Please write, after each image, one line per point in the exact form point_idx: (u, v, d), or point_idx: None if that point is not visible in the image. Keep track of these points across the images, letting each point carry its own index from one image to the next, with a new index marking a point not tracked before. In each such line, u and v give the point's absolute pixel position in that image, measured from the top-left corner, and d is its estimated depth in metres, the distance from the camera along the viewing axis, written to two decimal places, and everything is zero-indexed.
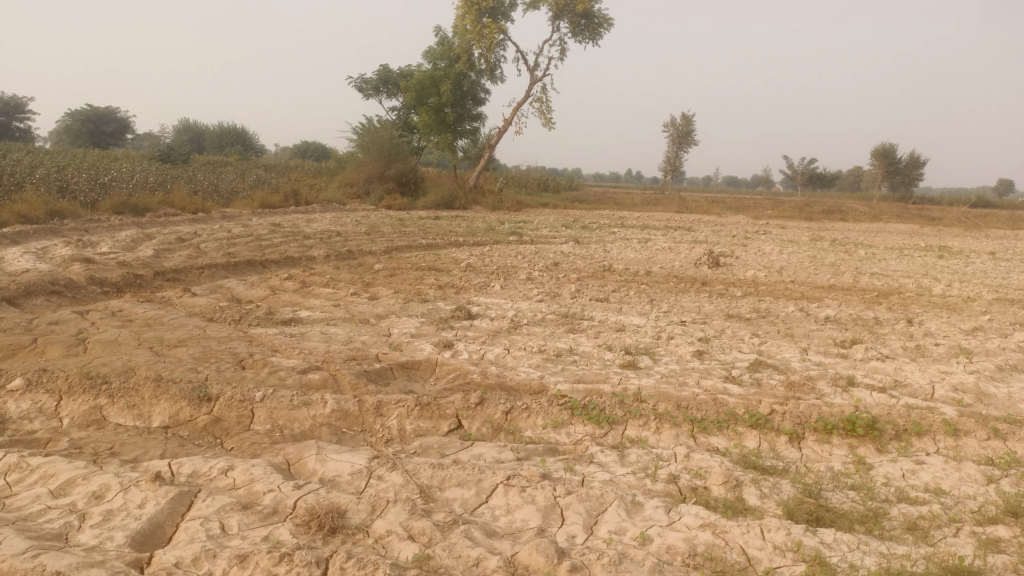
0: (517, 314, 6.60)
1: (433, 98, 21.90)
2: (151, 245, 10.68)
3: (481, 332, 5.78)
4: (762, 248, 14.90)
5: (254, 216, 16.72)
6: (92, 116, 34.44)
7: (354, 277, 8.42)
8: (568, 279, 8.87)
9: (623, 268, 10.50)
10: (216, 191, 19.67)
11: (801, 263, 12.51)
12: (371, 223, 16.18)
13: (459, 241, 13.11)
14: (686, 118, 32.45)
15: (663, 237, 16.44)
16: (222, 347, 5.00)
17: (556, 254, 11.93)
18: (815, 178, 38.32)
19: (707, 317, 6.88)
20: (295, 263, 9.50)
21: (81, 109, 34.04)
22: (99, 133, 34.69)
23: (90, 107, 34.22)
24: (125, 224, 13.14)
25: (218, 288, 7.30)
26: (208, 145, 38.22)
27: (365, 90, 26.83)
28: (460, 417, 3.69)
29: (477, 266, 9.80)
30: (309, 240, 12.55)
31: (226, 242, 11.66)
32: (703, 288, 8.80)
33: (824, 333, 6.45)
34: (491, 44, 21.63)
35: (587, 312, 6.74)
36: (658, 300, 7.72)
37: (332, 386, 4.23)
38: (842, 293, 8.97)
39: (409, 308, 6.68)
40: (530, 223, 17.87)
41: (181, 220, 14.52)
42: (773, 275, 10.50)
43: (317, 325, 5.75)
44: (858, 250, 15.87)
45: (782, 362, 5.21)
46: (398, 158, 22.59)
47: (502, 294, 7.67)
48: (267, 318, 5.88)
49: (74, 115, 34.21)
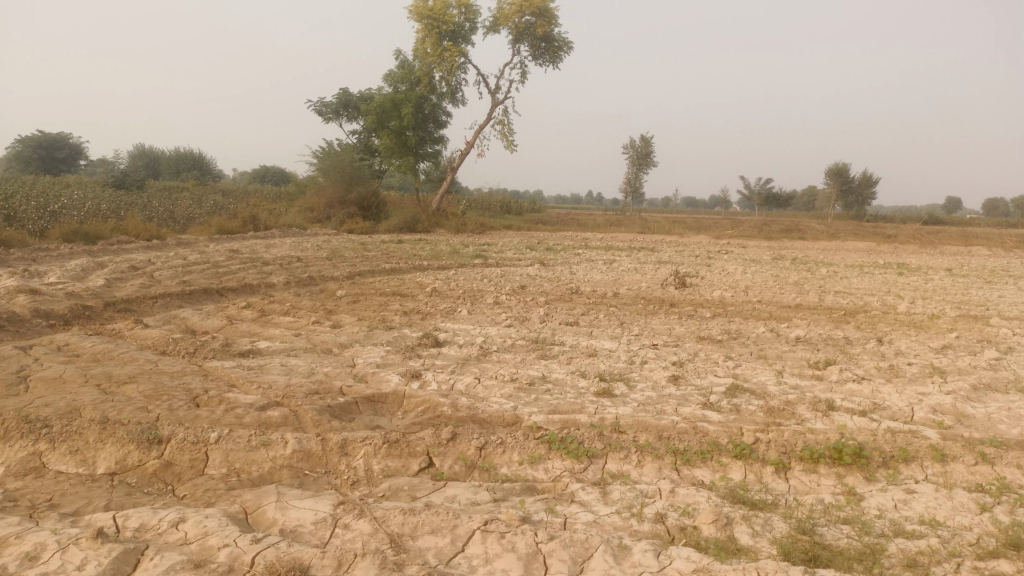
0: (485, 340, 6.40)
1: (394, 121, 21.73)
2: (102, 274, 10.28)
3: (449, 361, 5.58)
4: (726, 268, 14.93)
5: (211, 242, 16.32)
6: (44, 142, 33.57)
7: (316, 304, 8.16)
8: (536, 303, 8.71)
9: (590, 290, 10.38)
10: (171, 218, 19.18)
11: (766, 283, 12.53)
12: (333, 248, 15.88)
13: (423, 265, 12.89)
14: (645, 139, 32.73)
15: (627, 258, 16.40)
16: (175, 382, 4.72)
17: (522, 277, 11.77)
18: (772, 197, 38.88)
19: (678, 340, 6.76)
20: (254, 291, 9.19)
21: (31, 135, 33.15)
22: (51, 160, 33.81)
23: (42, 133, 33.42)
24: (75, 253, 12.68)
25: (172, 318, 6.99)
26: (164, 171, 37.48)
27: (325, 113, 26.57)
28: (431, 454, 3.48)
29: (442, 291, 9.58)
30: (269, 266, 12.23)
31: (182, 270, 11.30)
32: (672, 310, 8.70)
33: (797, 354, 6.36)
34: (452, 67, 21.58)
35: (557, 337, 6.58)
36: (628, 323, 7.59)
37: (293, 423, 3.99)
38: (809, 312, 8.95)
39: (374, 336, 6.45)
40: (494, 246, 17.72)
41: (134, 248, 14.08)
42: (740, 295, 10.47)
43: (277, 357, 5.49)
44: (819, 268, 15.99)
45: (759, 386, 5.09)
46: (359, 181, 22.33)
47: (469, 320, 7.47)
48: (225, 351, 5.60)
49: (24, 141, 33.37)
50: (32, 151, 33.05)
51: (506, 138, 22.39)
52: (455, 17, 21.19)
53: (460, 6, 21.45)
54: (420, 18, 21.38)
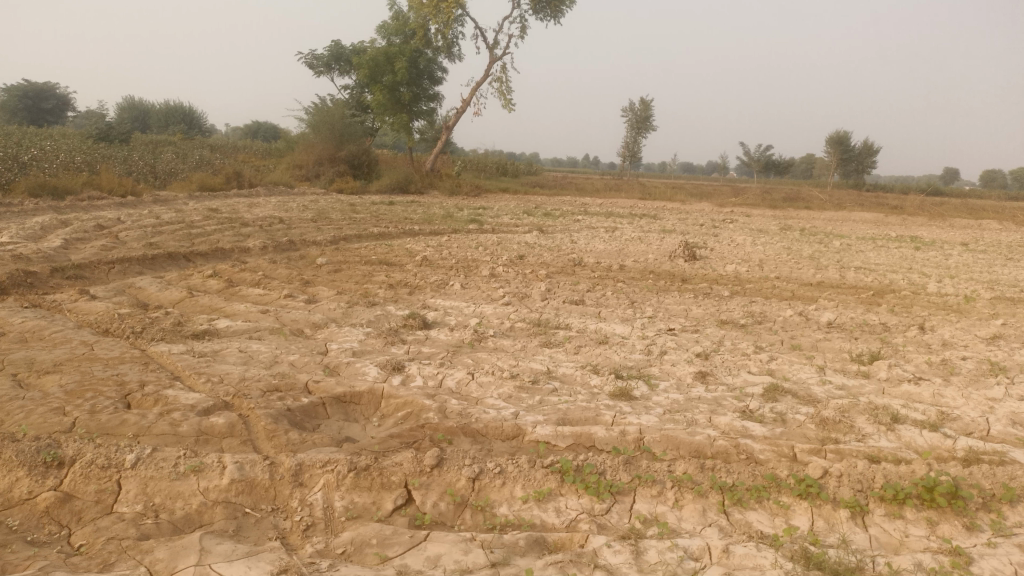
0: (480, 322, 5.61)
1: (388, 77, 20.64)
2: (62, 234, 9.41)
3: (438, 348, 4.79)
4: (733, 238, 14.12)
5: (191, 200, 15.42)
6: (30, 92, 32.30)
7: (292, 274, 7.34)
8: (536, 276, 7.92)
9: (593, 261, 9.59)
10: (152, 174, 18.23)
11: (779, 256, 11.76)
12: (319, 209, 14.98)
13: (414, 230, 12.04)
14: (645, 102, 31.70)
15: (630, 226, 15.59)
16: (108, 373, 3.93)
17: (520, 245, 10.98)
18: (771, 165, 38.04)
19: (697, 324, 5.98)
20: (225, 256, 8.35)
21: (17, 85, 31.89)
22: (37, 111, 32.57)
23: (28, 83, 32.18)
24: (39, 208, 11.79)
25: (126, 289, 6.17)
26: (153, 125, 36.26)
27: (316, 67, 25.45)
28: (410, 485, 2.71)
29: (434, 260, 8.76)
30: (247, 228, 11.38)
31: (151, 230, 10.43)
32: (684, 286, 7.92)
33: (835, 344, 5.58)
34: (449, 20, 20.50)
35: (562, 319, 5.79)
36: (639, 301, 6.82)
37: (242, 434, 3.22)
38: (833, 291, 8.18)
39: (353, 314, 5.66)
40: (490, 210, 16.84)
41: (106, 205, 13.17)
42: (755, 270, 9.71)
43: (236, 341, 4.69)
44: (831, 240, 15.21)
45: (802, 390, 4.32)
46: (350, 139, 21.34)
47: (462, 296, 6.66)
48: (176, 331, 4.80)
49: (9, 91, 32.13)
50: (17, 101, 31.85)
51: (504, 96, 21.38)
52: None
53: None
54: None
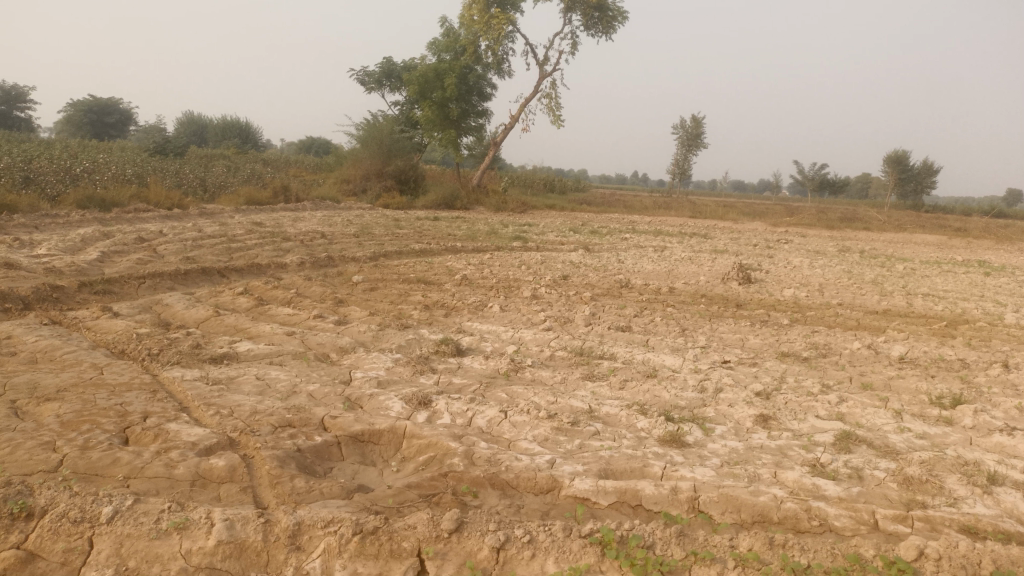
0: (518, 350, 5.22)
1: (436, 92, 20.48)
2: (101, 246, 9.32)
3: (471, 379, 4.40)
4: (789, 260, 13.47)
5: (236, 214, 15.38)
6: (94, 107, 33.11)
7: (325, 292, 7.06)
8: (580, 299, 7.51)
9: (641, 283, 9.14)
10: (202, 187, 18.32)
11: (839, 280, 11.15)
12: (363, 224, 14.82)
13: (456, 247, 11.74)
14: (696, 119, 31.11)
15: (680, 245, 15.07)
16: (111, 401, 3.64)
17: (565, 264, 10.59)
18: (826, 185, 37.03)
19: (755, 356, 5.48)
20: (261, 272, 8.12)
21: (82, 100, 32.75)
22: (101, 125, 33.43)
23: (93, 98, 33.06)
24: (85, 220, 11.81)
25: (151, 306, 5.93)
26: (210, 139, 36.92)
27: (366, 83, 25.54)
28: (423, 555, 2.33)
29: (475, 280, 8.40)
30: (288, 243, 11.21)
31: (191, 244, 10.30)
32: (739, 313, 7.41)
33: (911, 384, 5.03)
34: (499, 36, 20.31)
35: (607, 347, 5.37)
36: (691, 329, 6.36)
37: (243, 480, 2.88)
38: (902, 322, 7.58)
39: (384, 338, 5.31)
40: (535, 227, 16.47)
41: (151, 217, 13.18)
42: (814, 295, 9.15)
43: (254, 366, 4.37)
44: (893, 264, 14.48)
45: (878, 439, 3.81)
46: (397, 154, 21.22)
47: (500, 319, 6.27)
48: (192, 355, 4.50)
49: (75, 106, 33.03)
50: (82, 115, 32.73)
51: (553, 112, 21.07)
52: None
53: None
54: None
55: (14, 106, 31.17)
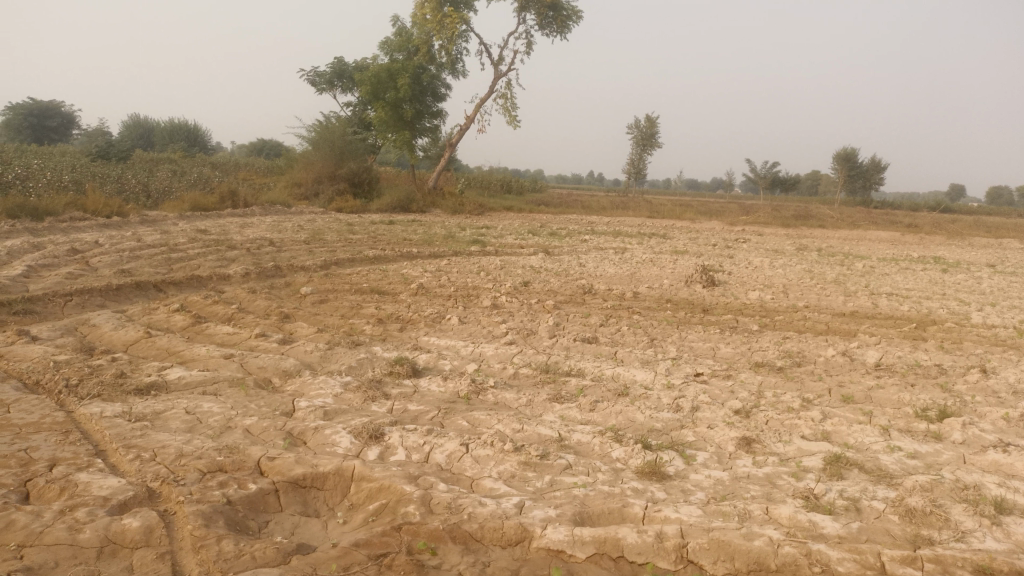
0: (479, 368, 4.84)
1: (390, 93, 19.97)
2: (28, 260, 8.68)
3: (428, 405, 4.01)
4: (750, 260, 13.33)
5: (181, 221, 14.73)
6: (34, 110, 31.78)
7: (270, 307, 6.59)
8: (543, 307, 7.16)
9: (605, 288, 8.83)
10: (145, 193, 17.55)
11: (803, 280, 11.01)
12: (315, 229, 14.28)
13: (412, 252, 11.31)
14: (650, 119, 31.08)
15: (641, 246, 14.85)
16: (14, 445, 3.18)
17: (525, 269, 10.25)
18: (778, 182, 37.39)
19: (730, 368, 5.20)
20: (202, 285, 7.62)
21: (21, 103, 31.41)
22: (41, 129, 32.08)
23: (33, 101, 31.73)
24: (14, 231, 11.09)
25: (75, 329, 5.42)
26: (157, 143, 35.75)
27: (318, 84, 24.90)
28: None
29: (431, 289, 8.00)
30: (233, 251, 10.66)
31: (128, 255, 9.70)
32: (707, 318, 7.14)
33: (892, 395, 4.79)
34: (452, 35, 19.90)
35: (574, 362, 5.03)
36: (661, 338, 6.06)
37: (162, 544, 2.46)
38: (872, 324, 7.39)
39: (333, 358, 4.90)
40: (493, 229, 16.12)
41: (88, 226, 12.48)
42: (780, 297, 8.96)
43: (185, 397, 3.92)
44: (853, 262, 14.46)
45: (869, 462, 3.53)
46: (350, 156, 20.67)
47: (459, 333, 5.89)
48: (116, 385, 4.03)
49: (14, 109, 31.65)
50: (21, 119, 31.39)
51: (508, 113, 20.75)
52: None
53: None
54: None
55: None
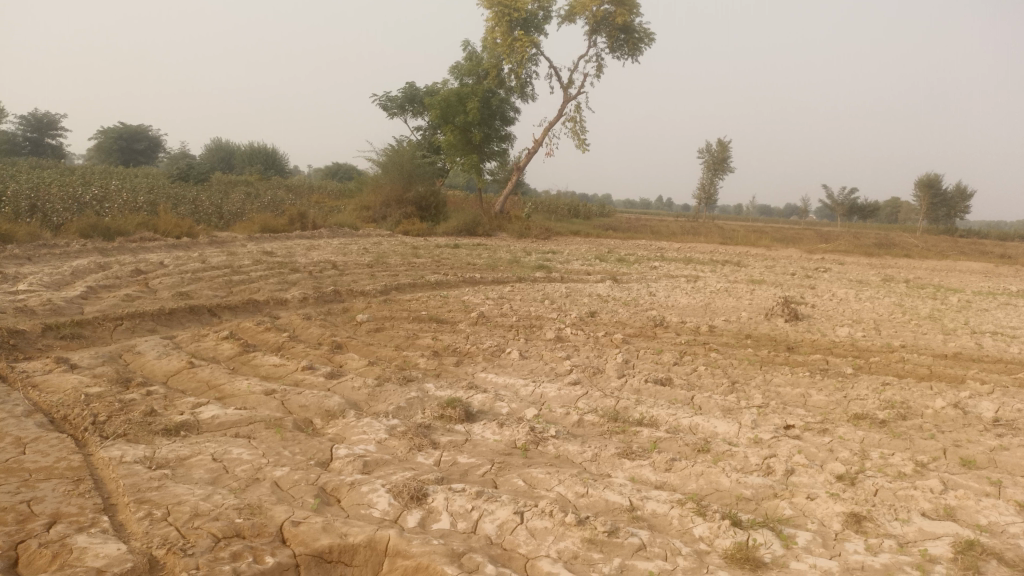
0: (540, 412, 4.36)
1: (459, 117, 19.80)
2: (90, 280, 8.62)
3: (481, 458, 3.54)
4: (833, 292, 12.50)
5: (249, 242, 14.76)
6: (124, 134, 33.04)
7: (321, 336, 6.26)
8: (612, 341, 6.65)
9: (678, 321, 8.24)
10: (217, 214, 17.72)
11: (893, 315, 10.17)
12: (379, 252, 14.11)
13: (476, 278, 10.93)
14: (722, 143, 30.27)
15: (714, 275, 14.17)
16: (18, 496, 2.86)
17: (593, 298, 9.74)
18: (856, 209, 35.91)
19: (824, 422, 4.58)
20: (257, 310, 7.38)
21: (112, 127, 32.72)
22: (130, 152, 33.29)
23: (123, 125, 32.98)
24: (84, 251, 11.19)
25: (117, 357, 5.16)
26: (237, 165, 36.70)
27: (388, 108, 25.04)
28: None
29: (493, 318, 7.56)
30: (294, 274, 10.48)
31: (190, 276, 9.59)
32: (792, 358, 6.50)
33: (1022, 459, 4.09)
34: (522, 59, 19.65)
35: (647, 408, 4.49)
36: (742, 381, 5.48)
37: None
38: (981, 370, 6.60)
39: (381, 397, 4.49)
40: (560, 254, 15.67)
41: (157, 247, 12.56)
42: (870, 335, 8.22)
43: (214, 441, 3.56)
44: (947, 295, 13.43)
45: (1010, 551, 2.91)
46: (419, 179, 20.56)
47: (520, 369, 5.43)
48: (143, 424, 3.70)
49: (105, 133, 32.94)
50: (111, 142, 32.67)
51: (577, 137, 20.36)
52: (527, 4, 19.33)
53: None
54: (491, 5, 19.61)
55: (45, 134, 31.22)
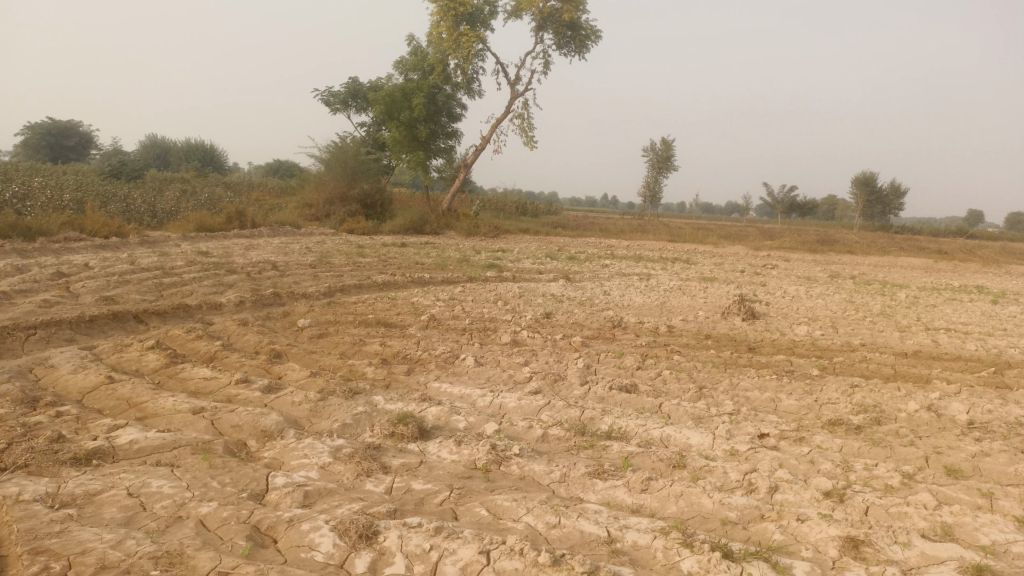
0: (501, 426, 4.00)
1: (404, 112, 19.29)
2: (4, 285, 7.94)
3: (438, 484, 3.16)
4: (784, 289, 12.43)
5: (184, 242, 14.05)
6: (53, 130, 31.53)
7: (259, 343, 5.79)
8: (571, 345, 6.34)
9: (636, 321, 7.98)
10: (150, 213, 16.89)
11: (846, 312, 10.11)
12: (322, 252, 13.56)
13: (424, 277, 10.52)
14: (667, 141, 30.39)
15: (666, 272, 14.01)
16: None
17: (546, 298, 9.43)
18: (795, 207, 36.51)
19: (800, 430, 4.33)
20: (188, 316, 6.85)
21: (40, 122, 31.20)
22: (59, 149, 31.76)
23: (51, 120, 31.46)
24: (1, 252, 10.40)
25: (26, 373, 4.62)
26: (174, 163, 35.40)
27: (332, 104, 24.37)
28: None
29: (444, 321, 7.17)
30: (231, 276, 9.91)
31: (117, 279, 8.95)
32: (756, 360, 6.27)
33: (1007, 466, 3.89)
34: (469, 54, 19.24)
35: (615, 420, 4.17)
36: (709, 385, 5.22)
37: None
38: (944, 369, 6.48)
39: (325, 414, 4.07)
40: (510, 253, 15.34)
41: (83, 248, 11.79)
42: (828, 333, 8.09)
43: (131, 471, 3.11)
44: (893, 291, 13.53)
45: None
46: (363, 176, 20.00)
47: (477, 378, 5.06)
48: (48, 452, 3.22)
49: (32, 128, 31.38)
50: (39, 138, 31.13)
51: (526, 133, 20.06)
52: None
53: None
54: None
55: None
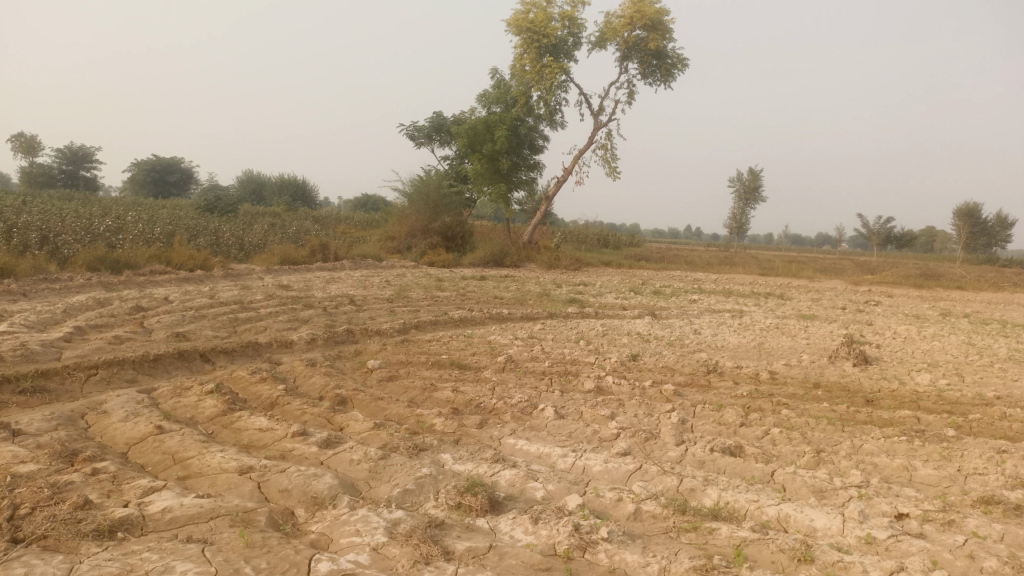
0: (586, 499, 3.42)
1: (486, 145, 19.07)
2: (81, 320, 7.87)
3: None
4: (893, 329, 11.38)
5: (267, 275, 14.07)
6: (157, 166, 32.89)
7: (323, 388, 5.39)
8: (662, 394, 5.70)
9: (732, 364, 7.26)
10: (238, 246, 17.09)
11: (967, 357, 9.07)
12: (401, 285, 13.29)
13: (503, 313, 10.04)
14: (754, 172, 29.27)
15: (761, 309, 13.12)
16: None
17: (632, 337, 8.79)
18: (892, 239, 34.62)
19: (950, 510, 3.58)
20: (256, 355, 6.57)
21: (146, 159, 32.65)
22: (162, 184, 33.06)
23: (156, 157, 32.86)
24: (88, 285, 10.52)
25: (77, 419, 4.34)
26: (267, 197, 36.39)
27: (416, 138, 24.50)
28: None
29: (523, 363, 6.65)
30: (306, 311, 9.67)
31: (192, 314, 8.81)
32: (876, 415, 5.49)
33: None
34: (552, 86, 18.93)
35: (722, 495, 3.52)
36: (827, 448, 4.49)
37: None
38: None
39: (383, 477, 3.58)
40: (592, 287, 14.76)
41: (167, 281, 11.86)
42: (954, 382, 7.16)
43: (156, 549, 2.69)
44: (1016, 333, 12.24)
45: None
46: (445, 209, 19.83)
47: (558, 434, 4.50)
48: (70, 522, 2.84)
49: (139, 165, 32.88)
50: (145, 174, 32.55)
51: (609, 165, 19.53)
52: (556, 30, 18.64)
53: (562, 19, 18.95)
54: (519, 32, 18.99)
55: (81, 167, 31.15)
